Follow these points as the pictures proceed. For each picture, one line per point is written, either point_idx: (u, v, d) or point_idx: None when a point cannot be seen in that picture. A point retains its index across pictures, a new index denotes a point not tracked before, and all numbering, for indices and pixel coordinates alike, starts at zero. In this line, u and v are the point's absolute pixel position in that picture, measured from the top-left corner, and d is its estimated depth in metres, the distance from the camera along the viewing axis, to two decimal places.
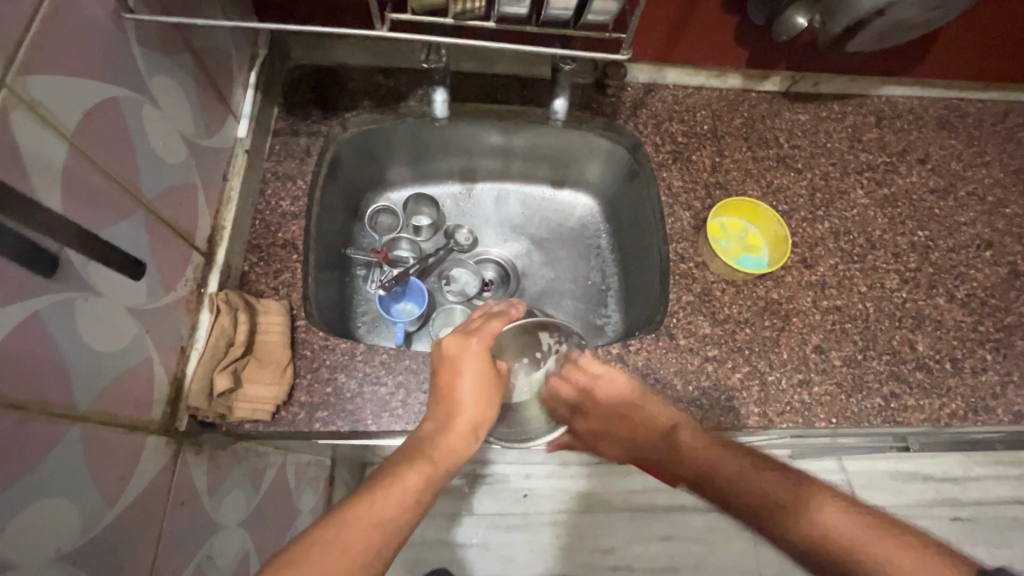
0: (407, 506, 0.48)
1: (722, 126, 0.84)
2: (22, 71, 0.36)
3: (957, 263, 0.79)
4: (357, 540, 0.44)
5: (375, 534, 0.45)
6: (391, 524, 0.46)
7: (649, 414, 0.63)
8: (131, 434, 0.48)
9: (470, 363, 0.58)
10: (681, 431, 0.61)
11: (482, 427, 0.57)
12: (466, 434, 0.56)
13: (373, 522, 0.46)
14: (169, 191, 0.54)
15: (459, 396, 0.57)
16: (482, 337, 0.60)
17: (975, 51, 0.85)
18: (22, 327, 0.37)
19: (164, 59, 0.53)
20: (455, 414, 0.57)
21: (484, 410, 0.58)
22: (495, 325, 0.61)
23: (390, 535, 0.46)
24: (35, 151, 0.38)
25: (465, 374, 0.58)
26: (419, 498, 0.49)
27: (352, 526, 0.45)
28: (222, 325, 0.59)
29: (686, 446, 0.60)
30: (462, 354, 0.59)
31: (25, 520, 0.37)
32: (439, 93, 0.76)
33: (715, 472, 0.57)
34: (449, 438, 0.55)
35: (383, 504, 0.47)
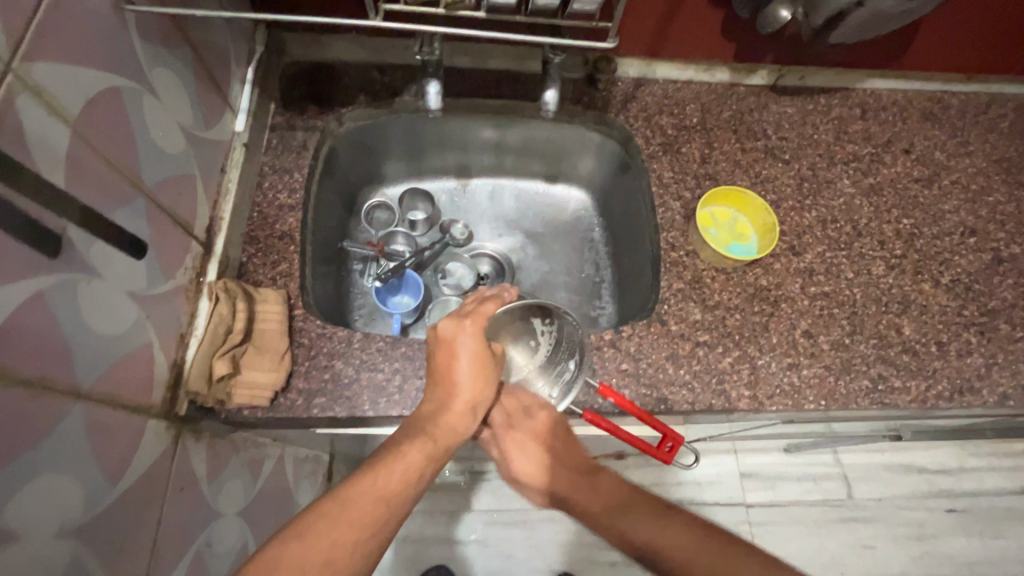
0: (409, 482, 0.50)
1: (711, 118, 0.85)
2: (25, 57, 0.37)
3: (942, 249, 0.80)
4: (364, 513, 0.45)
5: (380, 507, 0.46)
6: (395, 498, 0.48)
7: (568, 452, 0.62)
8: (132, 415, 0.49)
9: (466, 345, 0.59)
10: (603, 473, 0.57)
11: (478, 406, 0.59)
12: (464, 414, 0.58)
13: (379, 496, 0.47)
14: (168, 181, 0.56)
15: (457, 377, 0.58)
16: (477, 319, 0.60)
17: (956, 44, 0.87)
18: (29, 304, 0.38)
19: (163, 51, 0.54)
20: (453, 394, 0.58)
21: (481, 390, 0.59)
22: (490, 307, 0.61)
23: (394, 509, 0.47)
24: (40, 135, 0.39)
25: (461, 356, 0.59)
26: (421, 475, 0.51)
27: (359, 499, 0.46)
28: (221, 313, 0.61)
29: (602, 487, 0.55)
30: (457, 336, 0.59)
31: (30, 493, 0.38)
32: (432, 86, 0.78)
33: (625, 516, 0.50)
34: (447, 418, 0.57)
35: (387, 480, 0.48)
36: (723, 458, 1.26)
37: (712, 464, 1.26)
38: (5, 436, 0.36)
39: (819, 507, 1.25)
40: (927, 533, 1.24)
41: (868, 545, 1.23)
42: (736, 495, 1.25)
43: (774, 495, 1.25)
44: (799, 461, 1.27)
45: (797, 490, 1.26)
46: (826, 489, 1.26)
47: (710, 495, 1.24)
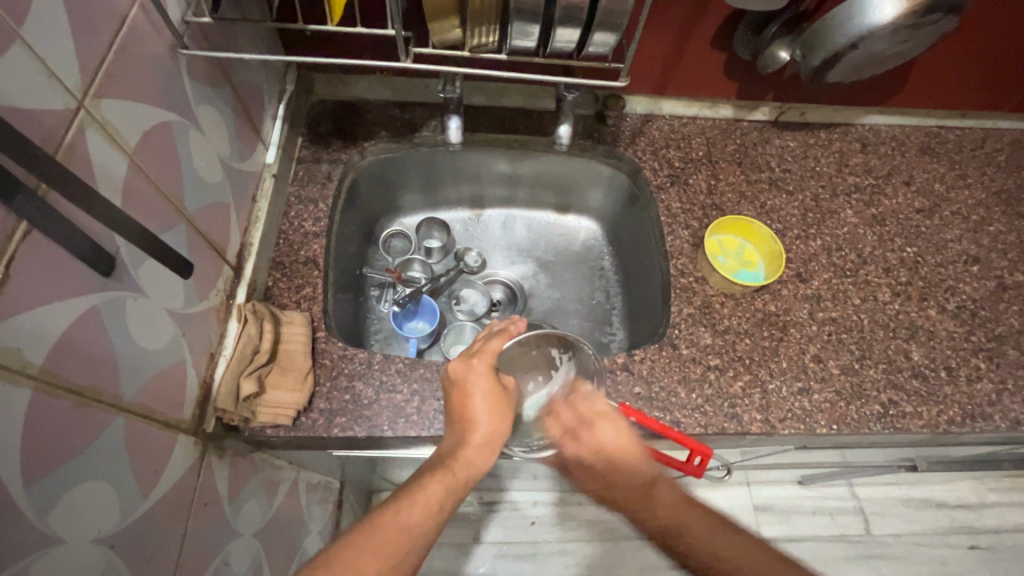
0: (431, 515, 0.51)
1: (716, 152, 0.89)
2: (95, 95, 0.41)
3: (946, 277, 0.82)
4: (388, 543, 0.47)
5: (403, 537, 0.48)
6: (418, 530, 0.49)
7: (633, 461, 0.63)
8: (165, 430, 0.51)
9: (478, 385, 0.60)
10: (662, 486, 0.61)
11: (497, 438, 0.59)
12: (484, 447, 0.58)
13: (402, 526, 0.49)
14: (207, 208, 0.59)
15: (474, 413, 0.59)
16: (483, 356, 0.61)
17: (951, 81, 0.91)
18: (84, 317, 0.41)
19: (209, 90, 0.59)
20: (471, 429, 0.58)
21: (497, 423, 0.59)
22: (495, 342, 0.62)
23: (415, 539, 0.49)
24: (103, 164, 0.42)
25: (472, 392, 0.59)
26: (442, 504, 0.52)
27: (383, 529, 0.48)
28: (250, 333, 0.63)
29: (666, 501, 0.60)
30: (468, 376, 0.60)
31: (73, 500, 0.40)
32: (453, 121, 0.83)
33: (690, 533, 0.57)
34: (467, 452, 0.57)
35: (410, 512, 0.50)
36: (736, 491, 1.25)
37: (724, 496, 1.25)
38: (55, 443, 0.38)
39: (837, 544, 1.22)
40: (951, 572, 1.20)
41: None
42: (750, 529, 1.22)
43: (789, 529, 1.23)
44: (814, 494, 1.25)
45: (813, 525, 1.23)
46: (843, 524, 1.23)
47: None
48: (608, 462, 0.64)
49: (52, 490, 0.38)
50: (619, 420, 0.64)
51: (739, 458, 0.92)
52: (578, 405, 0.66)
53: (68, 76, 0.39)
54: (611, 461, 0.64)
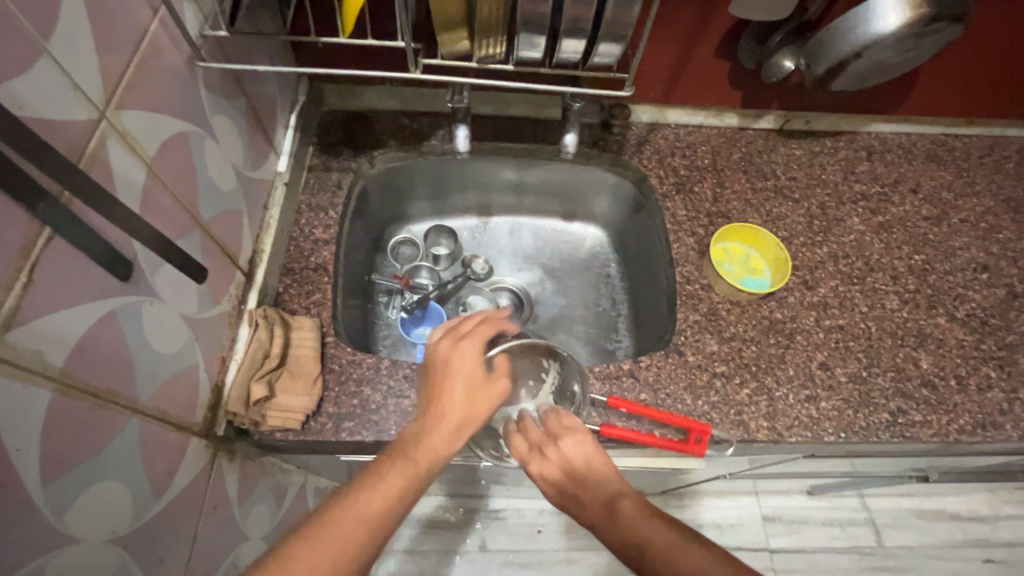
0: (394, 505, 0.47)
1: (722, 160, 0.90)
2: (117, 106, 0.43)
3: (955, 285, 0.82)
4: (347, 536, 0.44)
5: (363, 530, 0.45)
6: (378, 522, 0.46)
7: (599, 480, 0.54)
8: (178, 432, 0.52)
9: (463, 365, 0.57)
10: (625, 500, 0.50)
11: (468, 426, 0.55)
12: (453, 435, 0.54)
13: (360, 518, 0.45)
14: (220, 215, 0.61)
15: (452, 398, 0.55)
16: (472, 339, 0.59)
17: (958, 89, 0.91)
18: (103, 321, 0.42)
19: (224, 101, 0.61)
20: (444, 415, 0.55)
21: (474, 408, 0.55)
22: (485, 329, 0.61)
23: (376, 528, 0.45)
24: (124, 173, 0.44)
25: (455, 374, 0.57)
26: (405, 493, 0.48)
27: (340, 521, 0.45)
28: (260, 337, 0.64)
29: (632, 517, 0.48)
30: (455, 358, 0.58)
31: (89, 500, 0.41)
32: (460, 130, 0.84)
33: (657, 551, 0.44)
34: (434, 439, 0.53)
35: (369, 503, 0.46)
36: (745, 500, 1.24)
37: (732, 506, 1.24)
38: (74, 443, 0.39)
39: (848, 556, 1.20)
40: None
41: None
42: (759, 540, 1.21)
43: (799, 540, 1.21)
44: (824, 505, 1.24)
45: (823, 536, 1.22)
46: (854, 535, 1.22)
47: (733, 540, 1.21)
48: (573, 480, 0.55)
49: (68, 490, 0.39)
50: (590, 440, 0.59)
51: (747, 467, 0.92)
52: (554, 422, 0.62)
53: (92, 88, 0.40)
54: (577, 480, 0.55)
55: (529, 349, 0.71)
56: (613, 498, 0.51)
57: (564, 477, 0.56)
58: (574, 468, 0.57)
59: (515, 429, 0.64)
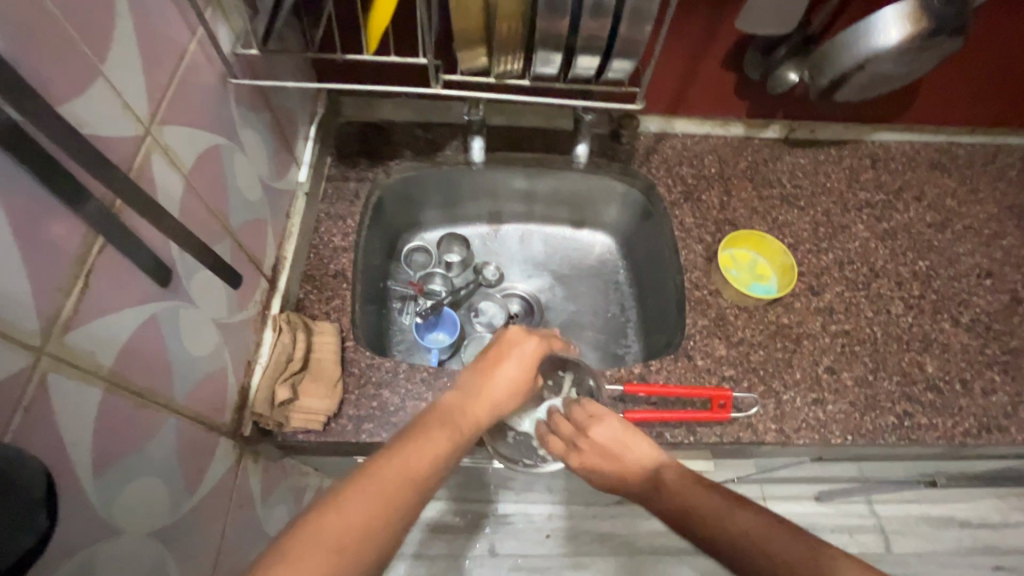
0: (437, 462, 0.49)
1: (728, 169, 0.92)
2: (159, 122, 0.46)
3: (960, 290, 0.83)
4: (396, 483, 0.45)
5: (410, 483, 0.46)
6: (422, 477, 0.47)
7: (633, 455, 0.58)
8: (209, 432, 0.55)
9: (520, 354, 0.63)
10: (665, 470, 0.54)
11: (499, 409, 0.60)
12: (486, 408, 0.58)
13: (408, 470, 0.46)
14: (248, 224, 0.63)
15: (497, 378, 0.61)
16: (543, 339, 0.66)
17: (960, 98, 0.93)
18: (145, 325, 0.45)
19: (252, 115, 0.64)
20: (487, 391, 0.60)
21: (511, 397, 0.61)
22: (553, 338, 0.68)
23: (421, 485, 0.46)
24: (164, 186, 0.47)
25: (514, 361, 0.63)
26: (447, 454, 0.50)
27: (391, 471, 0.45)
28: (284, 341, 0.67)
29: (675, 484, 0.51)
30: (516, 344, 0.64)
31: (131, 494, 0.43)
32: (476, 141, 0.88)
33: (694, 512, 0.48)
34: (475, 409, 0.57)
35: (416, 458, 0.48)
36: None
37: None
38: (120, 439, 0.42)
39: None
40: None
41: None
42: None
43: None
44: (832, 511, 1.24)
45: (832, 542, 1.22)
46: (862, 542, 1.22)
47: None
48: (607, 461, 0.59)
49: (114, 483, 0.41)
50: (614, 420, 0.61)
51: (755, 471, 0.93)
52: (575, 415, 0.65)
53: (139, 105, 0.43)
54: (612, 459, 0.59)
55: (550, 357, 0.75)
56: (653, 472, 0.55)
57: (600, 460, 0.60)
58: (610, 450, 0.59)
59: (549, 429, 0.68)
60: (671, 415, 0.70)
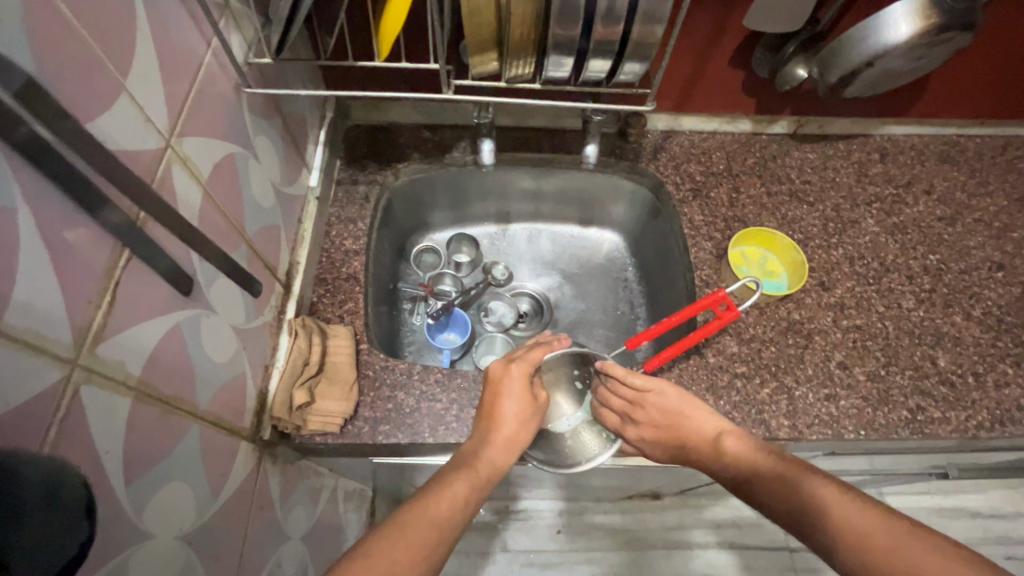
0: (456, 509, 0.54)
1: (736, 165, 0.92)
2: (179, 133, 0.46)
3: (971, 283, 0.83)
4: (420, 534, 0.50)
5: (434, 530, 0.51)
6: (446, 523, 0.52)
7: (692, 424, 0.66)
8: (230, 436, 0.55)
9: (512, 386, 0.65)
10: (728, 438, 0.62)
11: (516, 443, 0.63)
12: (503, 448, 0.62)
13: (431, 519, 0.52)
14: (262, 230, 0.64)
15: (500, 414, 0.64)
16: (521, 363, 0.67)
17: (969, 91, 0.92)
18: (169, 333, 0.45)
19: (265, 123, 0.64)
20: (494, 428, 0.63)
21: (523, 427, 0.64)
22: (537, 353, 0.69)
23: (447, 531, 0.52)
24: (184, 196, 0.47)
25: (508, 394, 0.65)
26: (467, 501, 0.56)
27: (415, 523, 0.51)
28: (300, 346, 0.68)
29: (738, 452, 0.61)
30: (504, 377, 0.66)
31: (160, 500, 0.44)
32: (486, 144, 0.88)
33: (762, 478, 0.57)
34: (487, 451, 0.61)
35: (437, 506, 0.53)
36: None
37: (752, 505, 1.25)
38: (148, 446, 0.42)
39: None
40: None
41: None
42: (779, 538, 1.23)
43: None
44: None
45: None
46: None
47: (753, 538, 1.23)
48: (668, 431, 0.67)
49: (145, 490, 0.42)
50: (665, 389, 0.67)
51: None
52: (623, 393, 0.69)
53: (159, 118, 0.44)
54: (671, 429, 0.67)
55: (569, 354, 0.73)
56: (715, 440, 0.63)
57: (661, 427, 0.67)
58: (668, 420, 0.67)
59: (597, 402, 0.72)
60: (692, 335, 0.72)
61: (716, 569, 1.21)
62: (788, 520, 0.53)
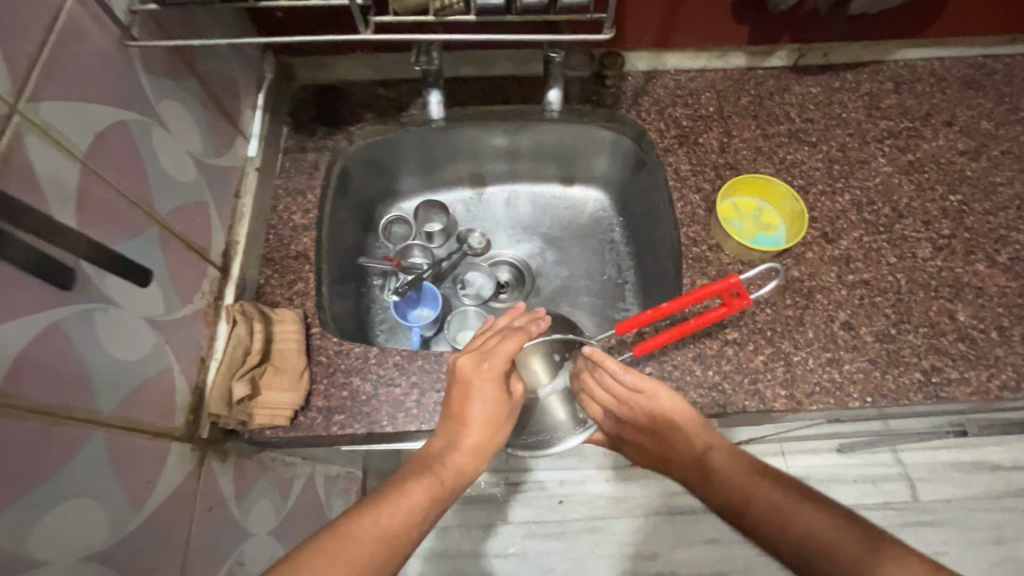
0: (413, 521, 0.48)
1: (729, 106, 0.82)
2: (31, 97, 0.39)
3: (997, 226, 0.74)
4: (365, 549, 0.44)
5: (382, 545, 0.45)
6: (400, 537, 0.47)
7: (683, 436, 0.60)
8: (155, 439, 0.50)
9: (482, 389, 0.56)
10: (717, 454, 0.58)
11: (486, 449, 0.56)
12: (473, 454, 0.55)
13: (382, 534, 0.46)
14: (181, 209, 0.57)
15: (468, 418, 0.55)
16: (495, 361, 0.56)
17: (996, 1, 0.80)
18: (44, 334, 0.39)
19: (173, 85, 0.56)
20: (463, 432, 0.55)
21: (493, 432, 0.57)
22: (510, 346, 0.57)
23: (396, 549, 0.46)
24: (48, 172, 0.40)
25: (477, 396, 0.56)
26: (425, 514, 0.50)
27: (359, 536, 0.45)
28: (239, 334, 0.61)
29: (725, 471, 0.56)
30: (473, 378, 0.56)
31: (50, 523, 0.39)
32: (433, 96, 0.78)
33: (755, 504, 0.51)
34: (454, 458, 0.54)
35: (391, 516, 0.47)
36: (771, 461, 1.20)
37: None
38: (23, 465, 0.37)
39: (881, 512, 1.16)
40: (1007, 537, 1.12)
41: (940, 551, 1.13)
42: None
43: None
44: (855, 462, 1.18)
45: (855, 493, 1.17)
46: (887, 491, 1.17)
47: None
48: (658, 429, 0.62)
49: (24, 514, 0.37)
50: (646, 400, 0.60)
51: (771, 430, 0.87)
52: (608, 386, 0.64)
53: None
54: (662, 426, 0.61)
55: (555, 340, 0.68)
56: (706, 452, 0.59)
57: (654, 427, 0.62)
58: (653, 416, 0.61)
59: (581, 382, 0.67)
60: (687, 326, 0.64)
61: (722, 534, 1.16)
62: (781, 554, 0.48)
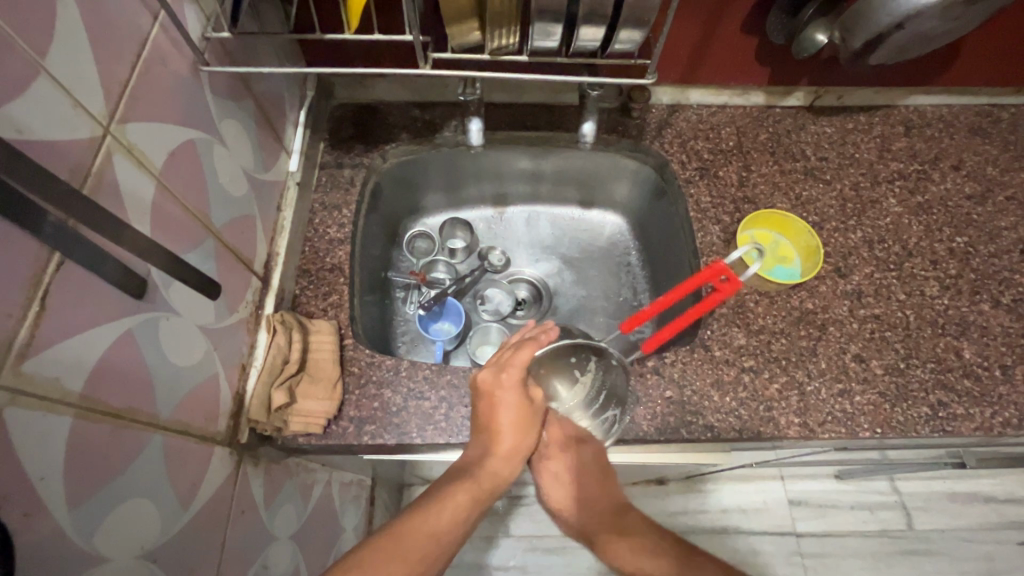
0: (457, 523, 0.51)
1: (748, 142, 0.86)
2: (121, 120, 0.42)
3: (1001, 268, 0.77)
4: (416, 549, 0.47)
5: (431, 543, 0.48)
6: (445, 537, 0.50)
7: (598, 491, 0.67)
8: (201, 443, 0.52)
9: (506, 396, 0.58)
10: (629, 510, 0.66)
11: (519, 452, 0.59)
12: (507, 458, 0.58)
13: (430, 533, 0.49)
14: (233, 222, 0.60)
15: (499, 425, 0.58)
16: (514, 368, 0.59)
17: (1003, 56, 0.84)
18: (120, 341, 0.42)
19: (232, 105, 0.59)
20: (495, 440, 0.58)
21: (523, 436, 0.59)
22: (526, 352, 0.59)
23: (444, 547, 0.49)
24: (130, 189, 0.43)
25: (503, 405, 0.58)
26: (468, 514, 0.53)
27: (411, 535, 0.48)
28: (279, 343, 0.64)
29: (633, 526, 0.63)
30: (497, 388, 0.58)
31: (114, 521, 0.41)
32: (474, 123, 0.82)
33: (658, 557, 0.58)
34: (490, 462, 0.57)
35: (436, 518, 0.50)
36: (770, 485, 1.22)
37: (758, 490, 1.22)
38: (96, 465, 0.39)
39: (876, 539, 1.18)
40: (998, 568, 1.15)
41: None
42: (785, 523, 1.19)
43: (827, 524, 1.19)
44: (852, 489, 1.21)
45: (851, 520, 1.19)
46: (883, 519, 1.19)
47: (758, 524, 1.19)
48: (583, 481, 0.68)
49: (95, 510, 0.39)
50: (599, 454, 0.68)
51: (775, 455, 0.90)
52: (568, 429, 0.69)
53: (92, 103, 0.39)
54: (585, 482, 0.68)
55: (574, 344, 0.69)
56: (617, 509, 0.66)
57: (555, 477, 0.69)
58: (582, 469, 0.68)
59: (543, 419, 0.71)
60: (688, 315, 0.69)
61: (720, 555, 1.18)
62: None
